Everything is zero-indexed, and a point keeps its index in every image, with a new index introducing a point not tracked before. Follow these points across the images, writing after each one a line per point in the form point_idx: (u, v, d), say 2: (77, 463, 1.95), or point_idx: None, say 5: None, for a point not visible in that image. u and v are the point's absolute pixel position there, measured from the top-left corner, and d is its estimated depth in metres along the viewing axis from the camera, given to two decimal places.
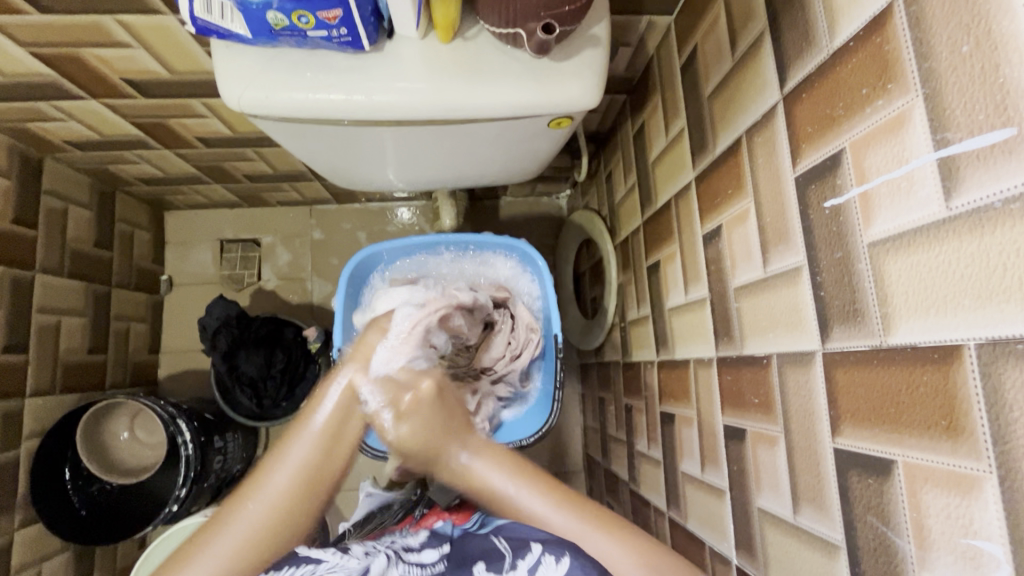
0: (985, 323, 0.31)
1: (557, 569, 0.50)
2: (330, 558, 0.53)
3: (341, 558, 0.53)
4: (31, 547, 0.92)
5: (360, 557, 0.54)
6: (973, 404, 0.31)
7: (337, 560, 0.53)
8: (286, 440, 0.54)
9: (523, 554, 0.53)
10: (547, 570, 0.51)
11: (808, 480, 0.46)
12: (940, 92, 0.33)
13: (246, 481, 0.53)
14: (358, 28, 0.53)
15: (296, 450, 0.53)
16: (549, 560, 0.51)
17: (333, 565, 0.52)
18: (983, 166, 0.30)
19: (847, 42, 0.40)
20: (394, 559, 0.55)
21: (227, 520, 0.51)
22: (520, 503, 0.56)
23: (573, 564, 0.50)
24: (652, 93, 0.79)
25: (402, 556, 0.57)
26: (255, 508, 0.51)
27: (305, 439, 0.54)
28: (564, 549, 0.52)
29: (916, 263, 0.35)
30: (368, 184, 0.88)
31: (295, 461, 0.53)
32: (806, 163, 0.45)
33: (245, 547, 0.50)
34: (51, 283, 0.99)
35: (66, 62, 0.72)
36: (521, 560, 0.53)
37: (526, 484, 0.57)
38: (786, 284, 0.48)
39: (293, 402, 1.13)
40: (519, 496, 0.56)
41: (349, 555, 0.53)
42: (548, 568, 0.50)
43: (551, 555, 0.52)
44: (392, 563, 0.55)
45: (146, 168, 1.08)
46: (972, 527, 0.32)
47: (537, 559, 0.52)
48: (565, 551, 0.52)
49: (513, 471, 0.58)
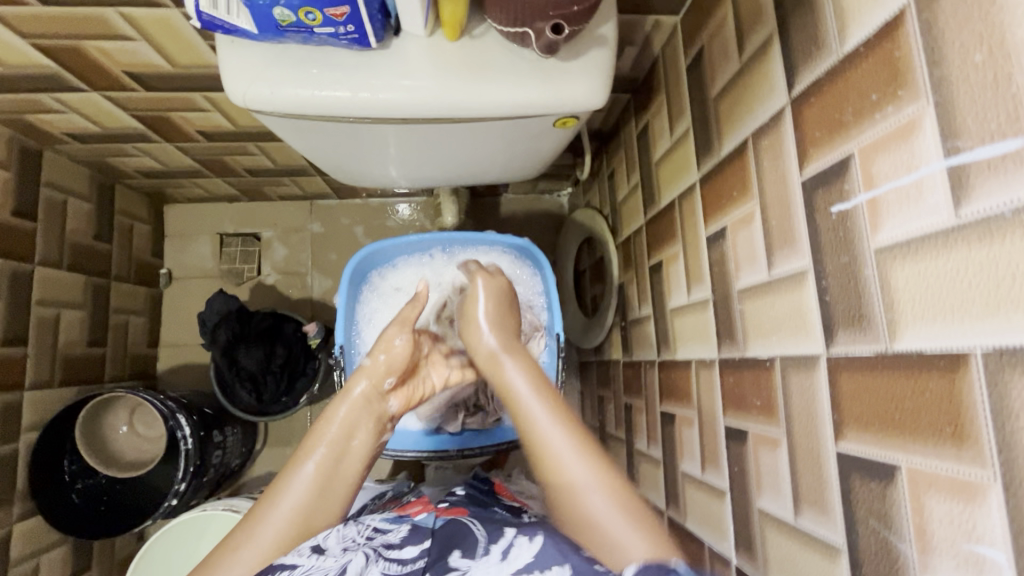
0: (993, 332, 0.31)
1: (530, 547, 0.48)
2: (304, 562, 0.49)
3: (316, 560, 0.49)
4: (30, 539, 0.92)
5: (337, 556, 0.49)
6: (978, 411, 0.32)
7: (313, 562, 0.49)
8: (279, 487, 0.56)
9: (497, 538, 0.50)
10: (519, 551, 0.47)
11: (810, 483, 0.46)
12: (952, 99, 0.33)
13: (236, 535, 0.53)
14: (365, 26, 0.52)
15: (291, 496, 0.55)
16: (522, 540, 0.49)
17: (309, 568, 0.48)
18: (993, 175, 0.30)
19: (858, 47, 0.40)
20: (374, 556, 0.49)
21: (220, 568, 0.51)
22: (537, 416, 0.57)
23: (547, 542, 0.48)
24: (657, 93, 0.79)
25: (383, 553, 0.50)
26: (248, 556, 0.52)
27: (298, 483, 0.56)
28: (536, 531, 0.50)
29: (923, 270, 0.35)
30: (371, 181, 0.88)
31: (286, 507, 0.54)
32: (813, 167, 0.45)
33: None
34: (51, 276, 0.99)
35: (68, 54, 0.72)
36: (494, 545, 0.49)
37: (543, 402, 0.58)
38: (790, 287, 0.48)
39: (292, 397, 1.13)
40: (536, 413, 0.57)
41: (325, 556, 0.49)
42: (521, 548, 0.48)
43: (524, 538, 0.49)
44: (370, 560, 0.48)
45: (146, 161, 1.07)
46: (975, 533, 0.32)
47: (510, 541, 0.49)
48: (537, 532, 0.50)
49: (533, 378, 0.61)
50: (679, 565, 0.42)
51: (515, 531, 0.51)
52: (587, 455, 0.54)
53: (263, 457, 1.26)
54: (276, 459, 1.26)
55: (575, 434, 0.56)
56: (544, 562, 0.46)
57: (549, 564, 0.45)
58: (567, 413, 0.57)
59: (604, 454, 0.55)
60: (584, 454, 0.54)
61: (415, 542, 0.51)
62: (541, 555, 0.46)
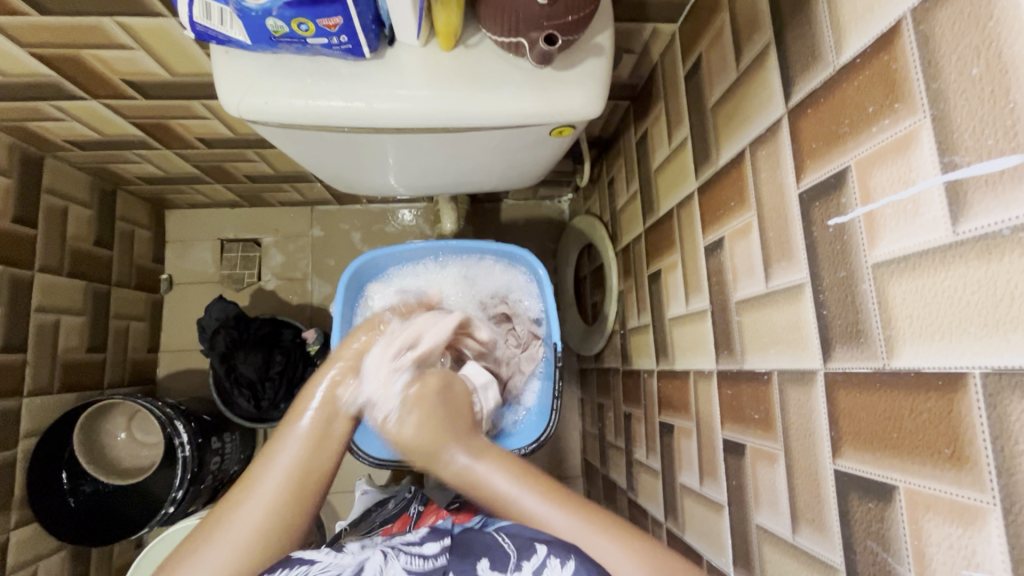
0: (992, 352, 0.30)
1: (563, 573, 0.49)
2: (322, 558, 0.50)
3: (334, 557, 0.50)
4: (27, 547, 0.92)
5: (355, 554, 0.51)
6: (978, 433, 0.31)
7: (330, 559, 0.50)
8: (276, 446, 0.57)
9: (528, 554, 0.51)
10: (552, 573, 0.49)
11: (808, 500, 0.45)
12: (948, 114, 0.32)
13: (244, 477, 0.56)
14: (359, 36, 0.52)
15: (284, 450, 0.57)
16: (555, 562, 0.49)
17: (328, 564, 0.49)
18: (991, 192, 0.30)
19: (854, 58, 0.40)
20: (394, 553, 0.52)
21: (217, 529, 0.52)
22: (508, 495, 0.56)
23: (579, 568, 0.49)
24: (655, 101, 0.78)
25: (403, 550, 0.53)
26: (243, 518, 0.52)
27: (290, 438, 0.58)
28: (568, 552, 0.51)
29: (920, 287, 0.34)
30: (369, 189, 0.88)
31: (282, 463, 0.56)
32: (810, 179, 0.44)
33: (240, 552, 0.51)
34: (50, 282, 0.99)
35: (67, 63, 0.72)
36: (525, 562, 0.50)
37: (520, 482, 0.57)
38: (788, 300, 0.48)
39: (291, 404, 1.13)
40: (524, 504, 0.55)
41: (342, 553, 0.51)
42: (554, 571, 0.49)
43: (555, 558, 0.50)
44: (390, 557, 0.51)
45: (147, 167, 1.08)
46: (975, 559, 0.31)
47: (542, 560, 0.50)
48: (570, 554, 0.50)
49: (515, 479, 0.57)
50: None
51: (547, 548, 0.51)
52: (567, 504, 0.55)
53: None
54: None
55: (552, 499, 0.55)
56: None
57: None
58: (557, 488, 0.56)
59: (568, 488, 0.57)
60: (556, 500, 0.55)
61: (434, 540, 0.56)
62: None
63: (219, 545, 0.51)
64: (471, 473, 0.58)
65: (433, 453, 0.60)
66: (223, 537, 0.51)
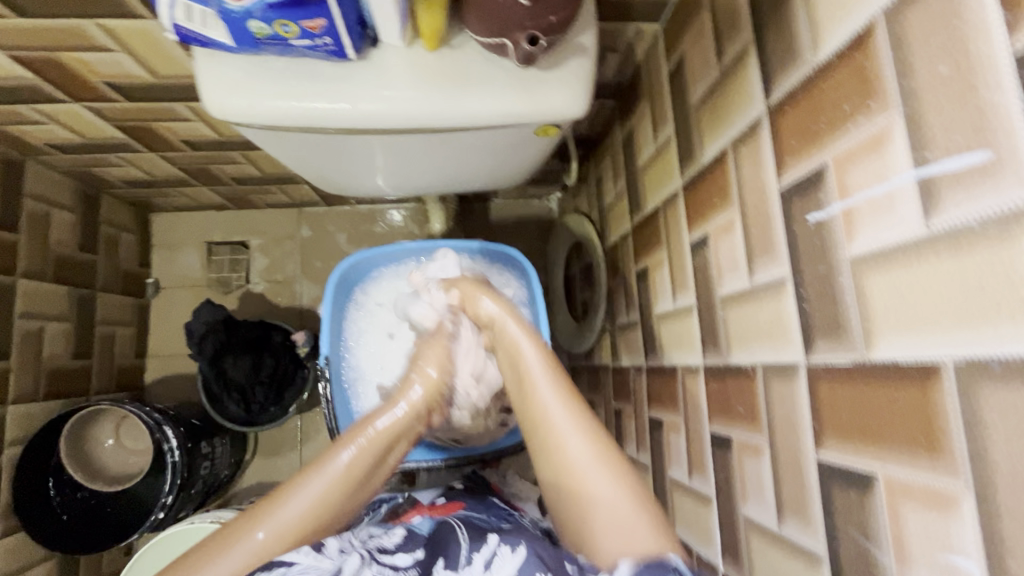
0: (963, 342, 0.31)
1: (512, 560, 0.47)
2: (301, 559, 0.50)
3: (314, 559, 0.50)
4: (13, 556, 0.90)
5: (333, 557, 0.51)
6: (951, 422, 0.32)
7: (310, 561, 0.50)
8: (306, 473, 0.58)
9: (480, 547, 0.51)
10: (503, 563, 0.47)
11: (793, 491, 0.46)
12: (919, 111, 0.33)
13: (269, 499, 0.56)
14: (343, 38, 0.52)
15: (318, 482, 0.57)
16: (505, 550, 0.48)
17: (305, 567, 0.49)
18: (961, 187, 0.31)
19: (830, 56, 0.40)
20: (367, 560, 0.52)
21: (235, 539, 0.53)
22: (545, 398, 0.60)
23: (529, 553, 0.47)
24: (641, 99, 0.79)
25: (375, 557, 0.53)
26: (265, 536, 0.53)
27: (326, 474, 0.58)
28: (519, 540, 0.49)
29: (896, 280, 0.35)
30: (356, 191, 0.88)
31: (312, 495, 0.56)
32: (789, 176, 0.45)
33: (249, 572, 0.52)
34: (33, 288, 0.98)
35: (46, 66, 0.71)
36: (477, 554, 0.50)
37: (566, 409, 0.59)
38: (770, 295, 0.48)
39: (281, 406, 1.11)
40: (547, 397, 0.60)
41: (322, 555, 0.51)
42: (504, 560, 0.47)
43: (507, 546, 0.49)
44: (365, 562, 0.51)
45: (130, 170, 1.07)
46: (950, 543, 0.32)
47: (493, 550, 0.50)
48: (520, 542, 0.49)
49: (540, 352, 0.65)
50: (679, 562, 0.45)
51: (499, 538, 0.51)
52: (598, 446, 0.56)
53: (253, 467, 1.25)
54: (266, 468, 1.26)
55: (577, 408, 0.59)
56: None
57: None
58: (575, 395, 0.60)
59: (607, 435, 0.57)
60: (585, 433, 0.57)
61: (407, 549, 0.55)
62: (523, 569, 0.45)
63: (234, 555, 0.52)
64: (511, 340, 0.68)
65: (468, 296, 0.75)
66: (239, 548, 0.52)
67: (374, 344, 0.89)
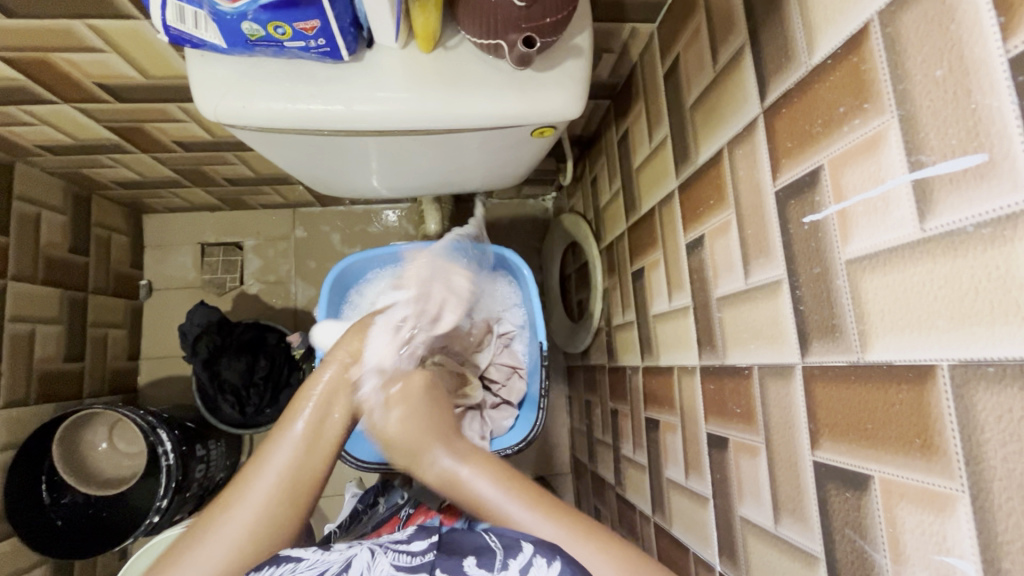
0: (958, 345, 0.31)
1: (548, 573, 0.47)
2: (308, 556, 0.52)
3: (322, 555, 0.53)
4: (6, 561, 0.90)
5: (341, 551, 0.54)
6: (946, 423, 0.32)
7: (317, 557, 0.52)
8: (267, 446, 0.60)
9: (513, 553, 0.50)
10: (539, 572, 0.47)
11: (789, 491, 0.46)
12: (915, 113, 0.33)
13: (235, 483, 0.58)
14: (337, 39, 0.52)
15: (280, 453, 0.59)
16: (541, 562, 0.48)
17: (313, 562, 0.51)
18: (956, 190, 0.31)
19: (826, 59, 0.41)
20: (382, 550, 0.53)
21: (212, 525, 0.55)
22: (517, 517, 0.58)
23: (566, 568, 0.47)
24: (636, 99, 0.79)
25: (391, 547, 0.54)
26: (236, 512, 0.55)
27: (285, 442, 0.60)
28: (554, 552, 0.49)
29: (891, 282, 0.35)
30: (350, 192, 0.87)
31: (277, 466, 0.58)
32: (785, 178, 0.45)
33: (232, 553, 0.53)
34: (24, 291, 0.97)
35: (36, 66, 0.70)
36: (511, 560, 0.49)
37: (517, 499, 0.59)
38: (766, 296, 0.48)
39: (276, 409, 1.11)
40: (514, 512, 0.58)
41: (330, 551, 0.53)
42: (539, 570, 0.47)
43: (542, 557, 0.49)
44: (378, 553, 0.52)
45: (122, 172, 1.06)
46: (946, 544, 0.32)
47: (528, 559, 0.49)
48: (556, 555, 0.49)
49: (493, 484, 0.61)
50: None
51: (533, 547, 0.50)
52: (521, 490, 0.60)
53: None
54: None
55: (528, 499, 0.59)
56: None
57: None
58: (540, 497, 0.59)
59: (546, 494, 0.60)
60: (515, 489, 0.60)
61: (422, 537, 0.56)
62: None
63: (214, 540, 0.54)
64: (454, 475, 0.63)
65: (420, 451, 0.66)
66: (219, 531, 0.54)
67: None
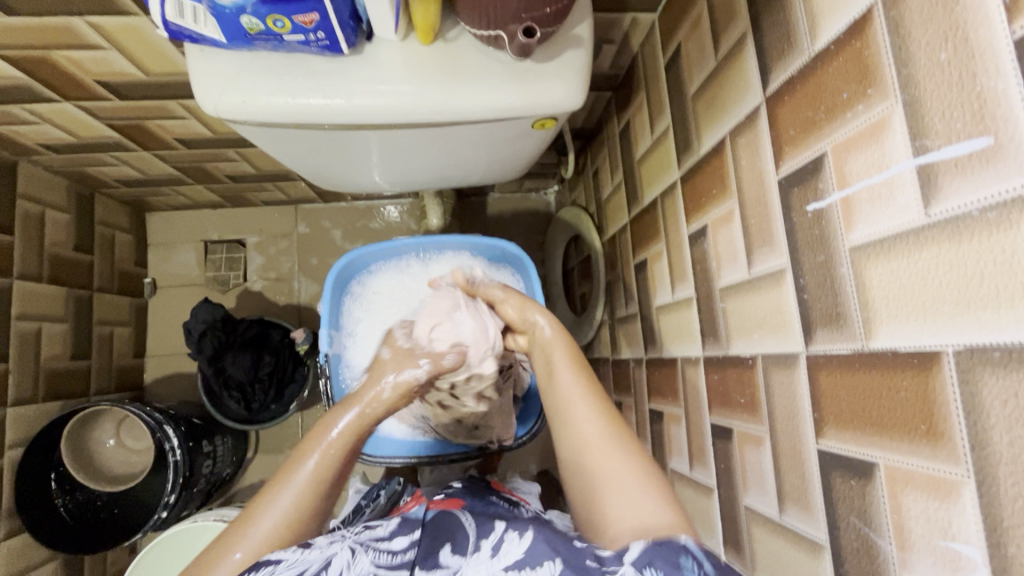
0: (964, 330, 0.31)
1: (520, 544, 0.45)
2: (289, 556, 0.48)
3: (301, 554, 0.48)
4: (17, 557, 0.91)
5: (322, 548, 0.49)
6: (951, 409, 0.32)
7: (298, 556, 0.48)
8: (274, 486, 0.54)
9: (488, 535, 0.49)
10: (511, 547, 0.45)
11: (794, 480, 0.46)
12: (920, 98, 0.33)
13: (245, 513, 0.53)
14: (336, 32, 0.52)
15: (285, 494, 0.53)
16: (512, 536, 0.47)
17: (293, 562, 0.47)
18: (962, 174, 0.30)
19: (828, 45, 0.40)
20: (361, 548, 0.50)
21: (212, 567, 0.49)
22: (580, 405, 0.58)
23: (537, 538, 0.45)
24: (637, 90, 0.79)
25: (371, 544, 0.51)
26: (242, 557, 0.50)
27: (293, 484, 0.54)
28: (528, 527, 0.48)
29: (896, 269, 0.35)
30: (352, 186, 0.87)
31: (282, 506, 0.53)
32: (788, 166, 0.45)
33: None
34: (30, 289, 0.97)
35: (37, 65, 0.70)
36: (486, 541, 0.48)
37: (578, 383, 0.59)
38: (769, 286, 0.48)
39: (282, 404, 1.13)
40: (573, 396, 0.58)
41: (310, 549, 0.49)
42: (512, 544, 0.45)
43: (515, 532, 0.47)
44: (357, 553, 0.49)
45: (125, 170, 1.06)
46: (951, 530, 0.32)
47: (501, 536, 0.48)
48: (528, 527, 0.47)
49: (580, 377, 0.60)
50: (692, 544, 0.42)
51: (506, 526, 0.49)
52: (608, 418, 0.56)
53: (255, 465, 1.25)
54: (268, 466, 1.26)
55: (589, 394, 0.58)
56: (534, 561, 0.43)
57: (540, 560, 0.43)
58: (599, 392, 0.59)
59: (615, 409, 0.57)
60: (591, 395, 0.58)
61: (405, 533, 0.53)
62: (532, 551, 0.44)
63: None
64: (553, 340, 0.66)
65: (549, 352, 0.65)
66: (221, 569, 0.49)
67: (370, 337, 0.89)
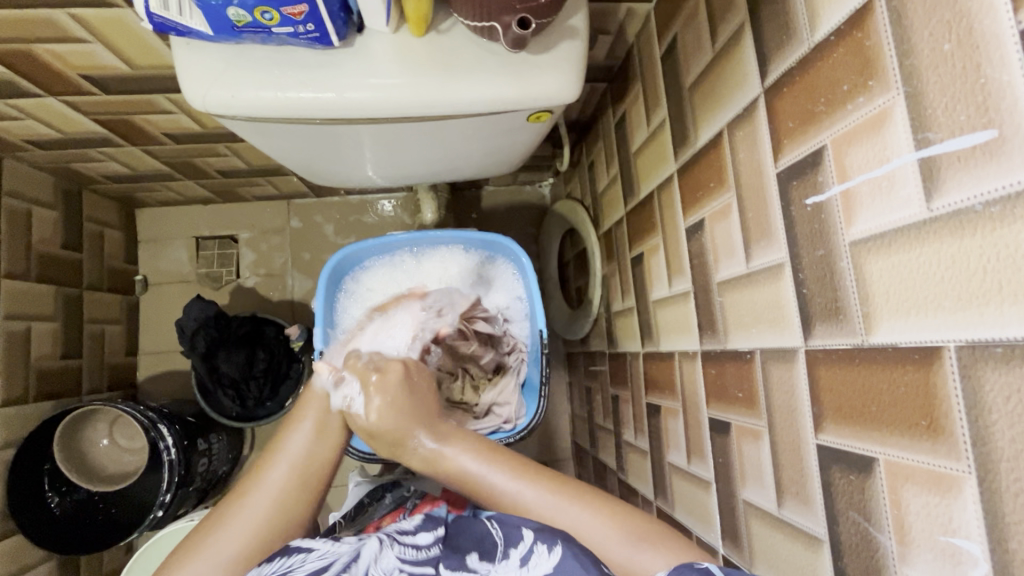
0: (966, 326, 0.31)
1: (550, 559, 0.45)
2: (320, 546, 0.47)
3: (332, 545, 0.47)
4: (12, 558, 0.90)
5: (351, 542, 0.49)
6: (953, 404, 0.32)
7: (329, 547, 0.47)
8: (243, 491, 0.53)
9: (515, 543, 0.48)
10: (539, 561, 0.45)
11: (792, 474, 0.46)
12: (922, 90, 0.32)
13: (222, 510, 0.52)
14: (326, 24, 0.50)
15: (250, 507, 0.52)
16: (541, 549, 0.46)
17: (325, 552, 0.46)
18: (965, 168, 0.30)
19: (828, 36, 0.40)
20: (388, 542, 0.50)
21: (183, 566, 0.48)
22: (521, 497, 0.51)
23: (567, 552, 0.45)
24: (633, 82, 0.78)
25: (397, 538, 0.51)
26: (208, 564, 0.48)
27: (258, 496, 0.52)
28: (557, 537, 0.47)
29: (897, 263, 0.35)
30: (345, 182, 0.86)
31: (251, 513, 0.51)
32: (786, 159, 0.44)
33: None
34: (19, 288, 0.96)
35: (20, 59, 0.69)
36: (513, 550, 0.48)
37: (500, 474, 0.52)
38: (768, 280, 0.48)
39: (278, 401, 1.12)
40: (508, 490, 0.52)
41: (340, 542, 0.48)
42: (541, 557, 0.45)
43: (543, 545, 0.46)
44: (386, 546, 0.49)
45: (113, 166, 1.04)
46: (952, 525, 0.32)
47: (530, 547, 0.47)
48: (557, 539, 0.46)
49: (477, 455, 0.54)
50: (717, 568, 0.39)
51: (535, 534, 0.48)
52: (569, 494, 0.51)
53: (251, 462, 1.25)
54: None
55: (541, 484, 0.52)
56: None
57: None
58: (536, 472, 0.53)
59: (550, 471, 0.53)
60: (544, 481, 0.52)
61: (428, 528, 0.54)
62: (563, 567, 0.44)
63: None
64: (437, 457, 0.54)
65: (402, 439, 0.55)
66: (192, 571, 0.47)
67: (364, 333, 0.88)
